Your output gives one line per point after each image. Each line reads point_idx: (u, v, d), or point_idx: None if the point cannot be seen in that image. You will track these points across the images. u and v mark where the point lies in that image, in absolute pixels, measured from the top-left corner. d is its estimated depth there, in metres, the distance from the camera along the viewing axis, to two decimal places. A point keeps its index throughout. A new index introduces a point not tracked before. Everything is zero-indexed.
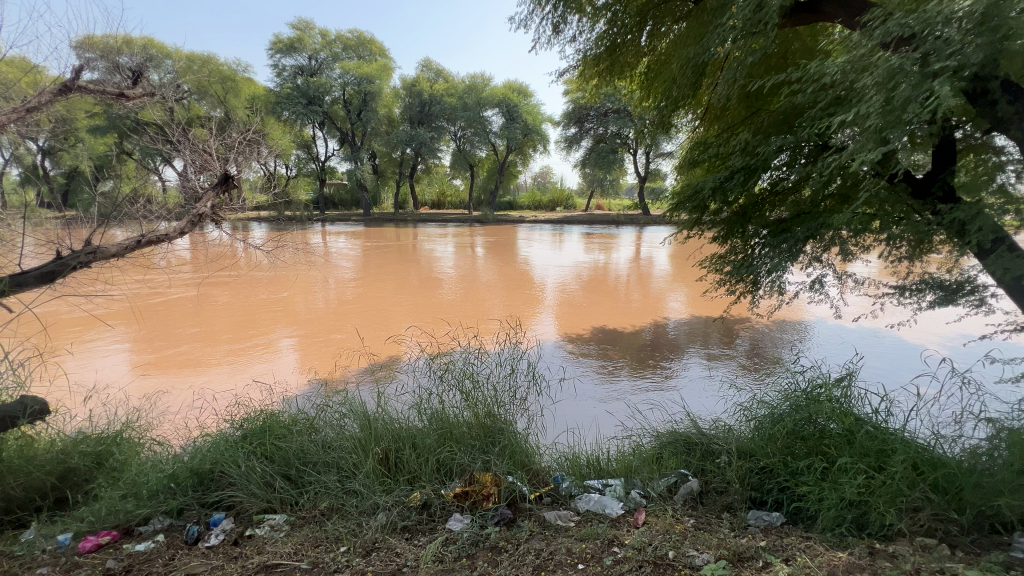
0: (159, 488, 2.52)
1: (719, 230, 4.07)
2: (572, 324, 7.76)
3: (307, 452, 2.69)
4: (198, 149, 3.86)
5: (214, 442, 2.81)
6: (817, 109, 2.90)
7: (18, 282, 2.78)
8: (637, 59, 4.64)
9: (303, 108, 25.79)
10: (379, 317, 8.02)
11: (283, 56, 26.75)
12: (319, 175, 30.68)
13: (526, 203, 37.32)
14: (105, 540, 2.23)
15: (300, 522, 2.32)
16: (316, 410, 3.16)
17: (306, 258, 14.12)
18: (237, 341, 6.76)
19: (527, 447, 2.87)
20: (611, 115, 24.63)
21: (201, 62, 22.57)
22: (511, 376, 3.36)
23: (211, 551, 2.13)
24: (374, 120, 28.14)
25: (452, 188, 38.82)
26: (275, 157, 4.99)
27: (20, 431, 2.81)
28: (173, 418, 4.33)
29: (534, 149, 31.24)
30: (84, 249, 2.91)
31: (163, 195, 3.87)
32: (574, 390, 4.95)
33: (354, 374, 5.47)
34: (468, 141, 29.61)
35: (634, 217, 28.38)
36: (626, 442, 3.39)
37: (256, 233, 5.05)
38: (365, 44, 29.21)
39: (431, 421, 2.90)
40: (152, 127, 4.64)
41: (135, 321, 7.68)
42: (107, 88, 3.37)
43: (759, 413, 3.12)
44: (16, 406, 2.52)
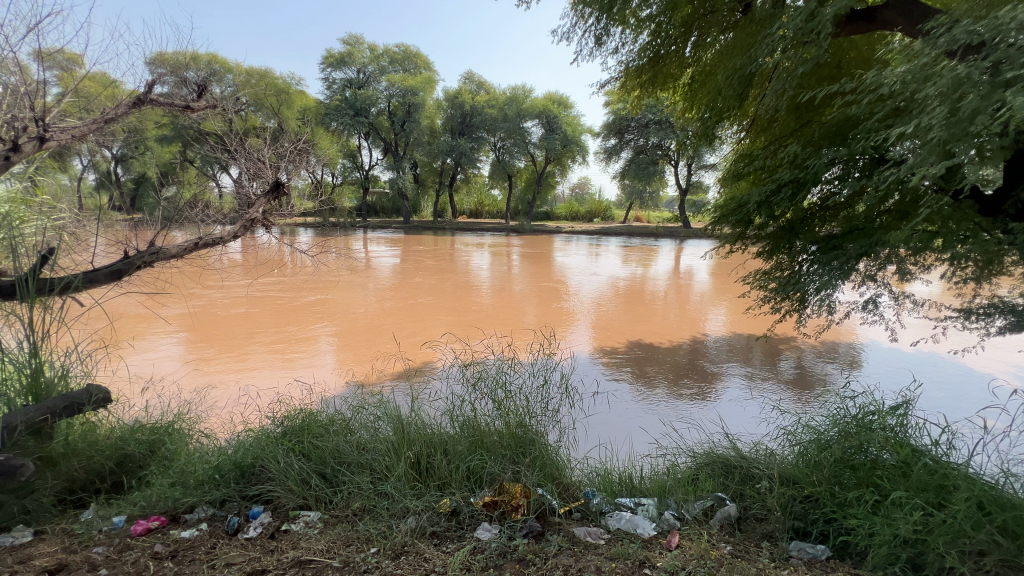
0: (204, 479, 2.65)
1: (764, 246, 3.94)
2: (608, 337, 7.67)
3: (342, 452, 2.77)
4: (253, 158, 4.00)
5: (257, 437, 2.95)
6: (873, 121, 2.77)
7: (90, 279, 3.01)
8: (680, 71, 4.60)
9: (350, 119, 26.96)
10: (414, 323, 8.14)
11: (333, 70, 28.05)
12: (363, 183, 31.85)
13: (563, 214, 37.41)
14: (155, 525, 2.35)
15: (333, 520, 2.37)
16: (352, 411, 3.26)
17: (348, 263, 14.65)
18: (280, 341, 7.06)
19: (558, 461, 2.84)
20: (653, 126, 24.32)
21: (258, 75, 24.10)
22: (543, 387, 3.31)
23: (250, 543, 2.21)
24: (418, 130, 28.88)
25: (490, 197, 39.19)
26: (322, 166, 5.17)
27: (85, 418, 3.04)
28: (220, 412, 4.55)
29: (574, 160, 31.08)
30: (148, 250, 3.13)
31: (220, 201, 4.13)
32: (608, 404, 4.87)
33: (389, 378, 5.61)
34: (507, 151, 29.99)
35: (674, 232, 27.76)
36: (660, 460, 3.29)
37: (302, 238, 5.23)
38: (411, 58, 30.17)
39: (462, 427, 2.93)
40: (212, 136, 4.92)
41: (189, 319, 8.17)
42: (174, 101, 3.63)
43: (804, 439, 2.97)
44: (83, 393, 2.75)
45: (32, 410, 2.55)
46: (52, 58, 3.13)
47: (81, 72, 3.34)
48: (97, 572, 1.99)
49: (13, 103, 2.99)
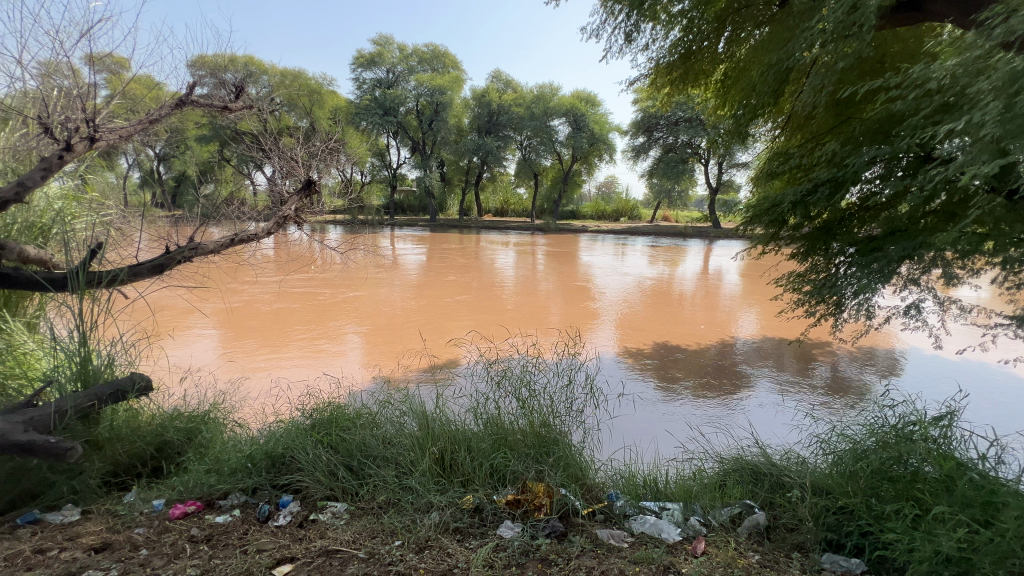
0: (237, 467, 2.75)
1: (799, 247, 3.82)
2: (633, 337, 7.58)
3: (369, 446, 2.82)
4: (286, 156, 4.11)
5: (287, 428, 3.03)
6: (919, 117, 2.64)
7: (135, 272, 3.15)
8: (713, 68, 4.48)
9: (379, 118, 27.45)
10: (439, 321, 8.22)
11: (364, 70, 28.61)
12: (391, 182, 32.38)
13: (589, 213, 37.10)
14: (192, 509, 2.45)
15: (359, 512, 2.42)
16: (378, 406, 3.32)
17: (375, 260, 14.92)
18: (309, 335, 7.24)
19: (582, 461, 2.82)
20: (682, 123, 23.85)
21: (291, 76, 24.81)
22: (568, 387, 3.29)
23: (279, 530, 2.28)
24: (445, 129, 29.16)
25: (515, 195, 39.22)
26: (352, 165, 5.25)
27: (128, 405, 3.19)
28: (252, 403, 4.70)
29: (601, 158, 30.77)
30: (188, 246, 3.26)
31: (255, 198, 4.18)
32: (633, 406, 4.81)
33: (414, 374, 5.67)
34: (534, 150, 29.92)
35: (703, 232, 27.14)
36: (686, 464, 3.23)
37: (332, 235, 5.34)
38: (439, 57, 30.45)
39: (486, 425, 2.95)
40: (247, 135, 5.08)
41: (225, 313, 8.47)
42: (213, 102, 3.79)
43: (839, 447, 2.86)
44: (127, 380, 2.90)
45: (81, 396, 2.70)
46: (101, 62, 3.29)
47: (128, 75, 3.50)
48: (138, 552, 2.09)
49: (65, 104, 3.14)
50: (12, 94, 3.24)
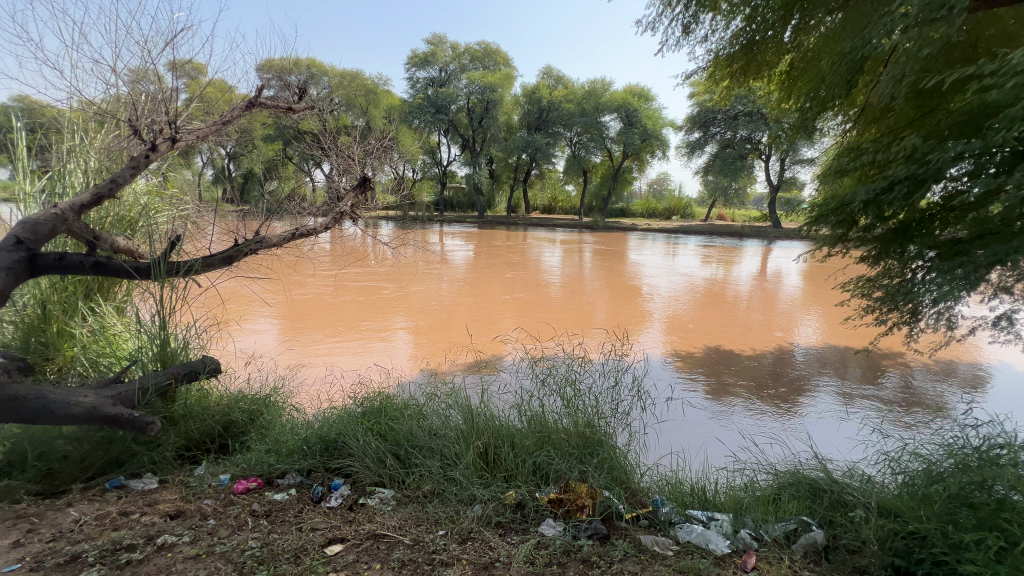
0: (294, 449, 2.91)
1: (870, 250, 3.56)
2: (683, 340, 7.35)
3: (415, 436, 2.91)
4: (343, 155, 4.27)
5: (340, 415, 3.18)
6: (1018, 108, 2.38)
7: (208, 263, 3.39)
8: (778, 59, 4.25)
9: (431, 117, 28.10)
10: (486, 316, 8.32)
11: (418, 69, 29.38)
12: (441, 179, 33.08)
13: (640, 211, 36.23)
14: (253, 486, 2.62)
15: (405, 499, 2.50)
16: (425, 398, 3.41)
17: (424, 255, 15.30)
18: (361, 327, 7.55)
19: (627, 465, 2.77)
20: (742, 117, 22.76)
21: (350, 77, 25.89)
22: (614, 388, 3.24)
23: (331, 511, 2.40)
24: (495, 126, 29.41)
25: (564, 192, 38.93)
26: (405, 162, 5.37)
27: (200, 385, 3.44)
28: (309, 389, 4.98)
29: (653, 155, 29.94)
30: (254, 239, 3.48)
31: (314, 194, 4.36)
32: (681, 411, 4.66)
33: (460, 368, 5.78)
34: (583, 146, 29.55)
35: (763, 232, 25.80)
36: (737, 475, 3.10)
37: (384, 230, 5.51)
38: (491, 55, 30.67)
39: (530, 422, 2.96)
40: (309, 134, 5.32)
41: (286, 303, 9.00)
42: (279, 104, 3.99)
43: (911, 467, 2.65)
44: (199, 362, 3.13)
45: (161, 375, 2.97)
46: (182, 68, 3.56)
47: (204, 80, 3.78)
48: (207, 521, 2.27)
49: (151, 108, 3.42)
50: (107, 99, 3.57)
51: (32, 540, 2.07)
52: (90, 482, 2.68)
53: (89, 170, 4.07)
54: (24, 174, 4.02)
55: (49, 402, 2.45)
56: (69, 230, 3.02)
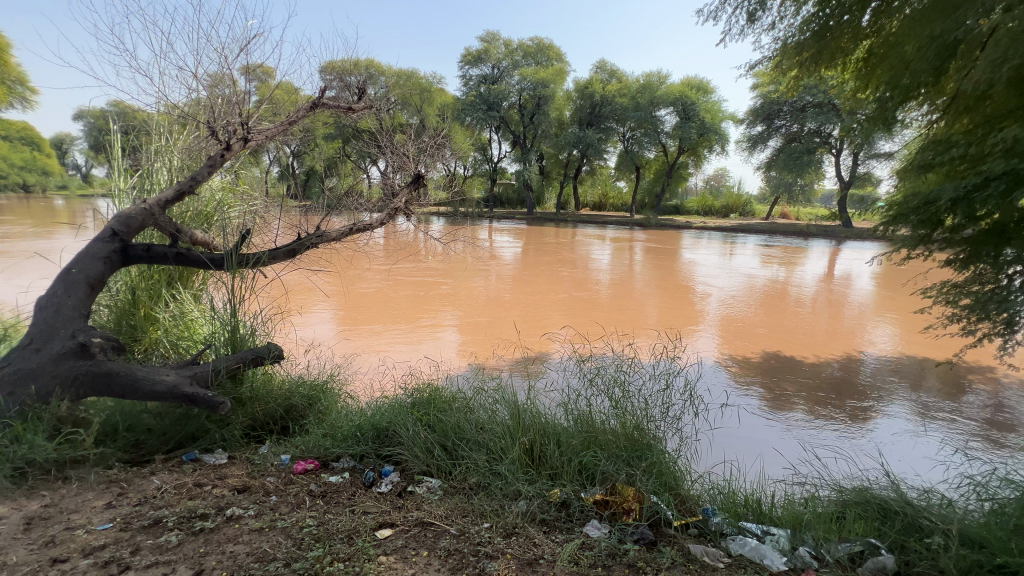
0: (349, 435, 3.05)
1: (957, 253, 3.24)
2: (738, 344, 7.02)
3: (463, 428, 2.96)
4: (398, 152, 4.39)
5: (391, 405, 3.30)
6: None
7: (273, 256, 3.61)
8: (855, 45, 3.93)
9: (483, 113, 28.42)
10: (533, 313, 8.34)
11: (471, 67, 29.78)
12: (491, 175, 33.40)
13: (695, 208, 34.90)
14: (311, 467, 2.77)
15: (452, 490, 2.56)
16: (473, 392, 3.47)
17: (474, 251, 15.52)
18: (412, 320, 7.78)
19: (677, 471, 2.69)
20: (811, 109, 21.33)
21: (406, 76, 26.67)
22: (664, 392, 3.15)
23: (382, 496, 2.49)
24: (546, 122, 29.27)
25: (615, 189, 38.15)
26: (457, 159, 5.44)
27: (264, 369, 3.67)
28: (363, 377, 5.21)
29: (711, 150, 28.69)
30: (316, 234, 3.66)
31: (370, 191, 4.52)
32: (735, 418, 4.47)
33: (506, 363, 5.83)
34: (637, 142, 28.83)
35: (831, 232, 24.09)
36: (796, 488, 2.93)
37: (435, 226, 5.62)
38: (544, 50, 30.52)
39: (576, 421, 2.94)
40: (366, 133, 5.52)
41: (343, 295, 9.42)
42: (341, 104, 4.17)
43: (1001, 495, 2.40)
44: (264, 348, 3.34)
45: (231, 359, 3.19)
46: (253, 72, 3.80)
47: (273, 83, 4.01)
48: (270, 497, 2.42)
49: (226, 110, 3.68)
50: (188, 103, 3.87)
51: (122, 503, 2.29)
52: (169, 454, 2.94)
53: (172, 169, 4.41)
54: (118, 172, 4.38)
55: (138, 379, 2.73)
56: (155, 223, 3.31)
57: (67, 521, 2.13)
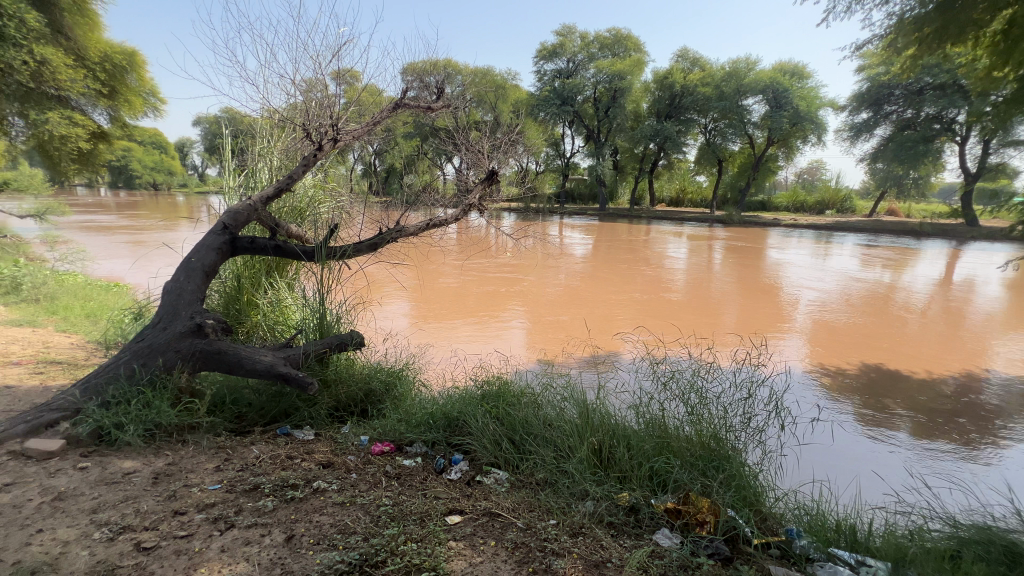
0: (422, 421, 3.18)
1: None
2: (831, 353, 6.40)
3: (531, 424, 2.98)
4: (473, 149, 4.48)
5: (462, 396, 3.39)
6: None
7: (357, 249, 3.84)
8: (992, 16, 3.39)
9: (557, 109, 28.31)
10: (603, 312, 8.18)
11: (546, 62, 29.73)
12: (564, 171, 33.15)
13: (784, 203, 32.27)
14: (387, 449, 2.93)
15: (519, 483, 2.59)
16: (541, 388, 3.48)
17: (544, 247, 15.54)
18: (482, 314, 7.96)
19: (758, 486, 2.52)
20: (930, 91, 18.82)
21: (481, 74, 27.23)
22: (746, 401, 2.96)
23: (451, 483, 2.58)
24: (622, 115, 28.48)
25: (694, 183, 36.27)
26: (530, 154, 5.44)
27: (347, 355, 3.94)
28: (435, 367, 5.42)
29: (805, 140, 26.32)
30: (395, 228, 3.85)
31: (445, 187, 4.67)
32: (825, 434, 4.09)
33: (575, 361, 5.78)
34: (720, 133, 27.18)
35: (951, 230, 21.15)
36: (899, 517, 2.63)
37: (507, 222, 5.68)
38: (622, 41, 29.67)
39: (648, 425, 2.85)
40: (443, 130, 5.69)
41: (417, 288, 9.85)
42: (421, 104, 4.34)
43: None
44: (348, 335, 3.57)
45: (319, 343, 3.46)
46: (342, 76, 4.08)
47: (359, 86, 4.26)
48: (351, 474, 2.60)
49: (319, 113, 3.97)
50: (287, 108, 4.23)
51: (227, 467, 2.58)
52: (266, 427, 3.25)
53: (273, 168, 4.84)
54: (228, 172, 4.88)
55: (242, 358, 3.05)
56: (258, 218, 3.66)
57: (185, 479, 2.43)
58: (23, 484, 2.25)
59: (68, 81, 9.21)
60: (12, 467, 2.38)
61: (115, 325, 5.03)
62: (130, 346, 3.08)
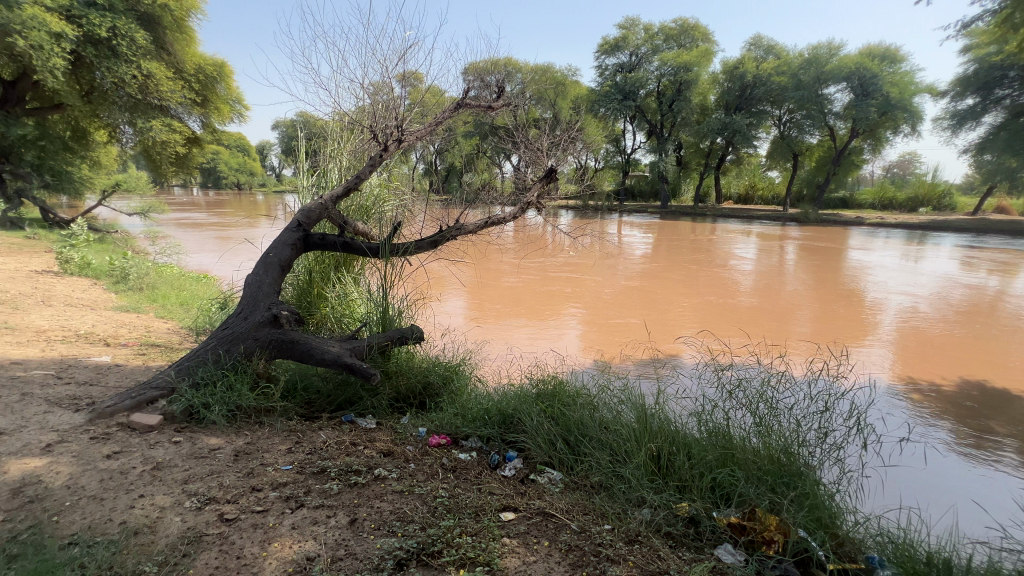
0: (477, 417, 3.23)
1: None
2: (923, 367, 5.78)
3: (587, 425, 2.94)
4: (532, 147, 4.46)
5: (517, 394, 3.40)
6: None
7: (418, 246, 3.96)
8: None
9: (618, 104, 27.70)
10: (663, 314, 7.88)
11: (607, 56, 29.15)
12: (624, 167, 32.40)
13: (869, 200, 29.58)
14: (444, 442, 3.01)
15: (574, 485, 2.57)
16: (597, 390, 3.42)
17: (601, 246, 15.26)
18: (538, 313, 7.94)
19: (834, 508, 2.33)
20: None
21: (541, 71, 27.20)
22: (821, 414, 2.75)
23: (505, 480, 2.61)
24: (687, 109, 27.35)
25: (765, 179, 34.13)
26: (589, 151, 5.33)
27: (407, 348, 4.07)
28: (491, 364, 5.49)
29: (895, 130, 23.95)
30: (455, 226, 3.92)
31: (503, 185, 4.69)
32: (914, 455, 3.70)
33: (633, 364, 5.62)
34: (796, 125, 25.36)
35: None
36: (1006, 555, 2.33)
37: (565, 219, 5.61)
38: (688, 31, 28.46)
39: (711, 435, 2.72)
40: (502, 129, 5.71)
41: (474, 285, 10.04)
42: (481, 103, 4.38)
43: None
44: (408, 329, 3.70)
45: (381, 336, 3.60)
46: (407, 79, 4.20)
47: (422, 87, 4.38)
48: (409, 464, 2.69)
49: (384, 115, 4.12)
50: (355, 111, 4.43)
51: (298, 450, 2.76)
52: (333, 413, 3.45)
53: (342, 169, 5.10)
54: (302, 173, 5.20)
55: (312, 348, 3.24)
56: (329, 216, 3.87)
57: (262, 458, 2.63)
58: (128, 453, 2.53)
59: (169, 92, 10.25)
60: (119, 437, 2.67)
61: (204, 312, 5.53)
62: (217, 333, 3.36)
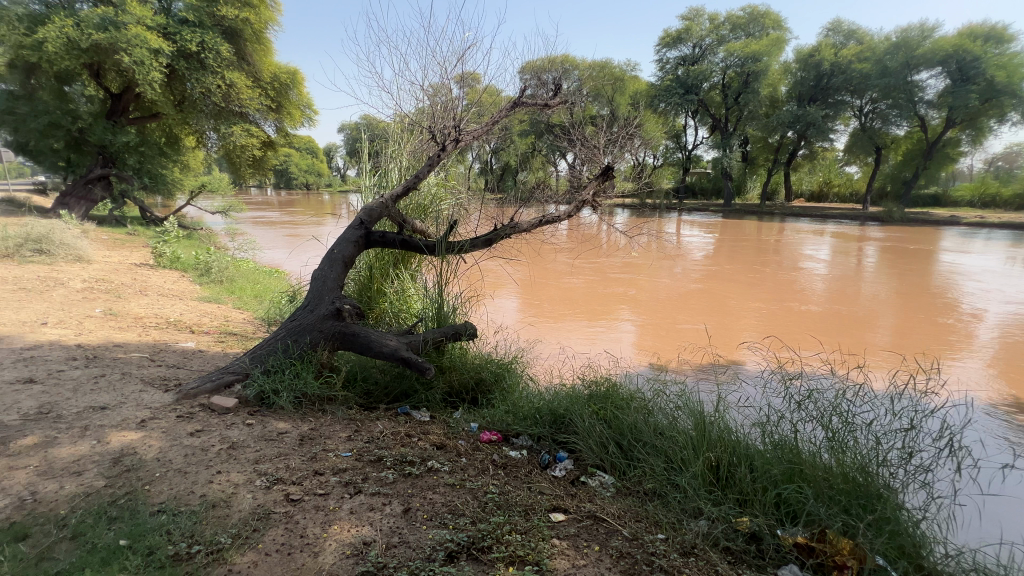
0: (528, 415, 3.23)
1: None
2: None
3: (640, 430, 2.86)
4: (588, 145, 4.38)
5: (569, 394, 3.37)
6: None
7: (473, 244, 4.01)
8: None
9: (679, 98, 26.71)
10: (725, 318, 7.51)
11: (669, 49, 28.17)
12: (684, 164, 31.20)
13: (966, 198, 26.60)
14: (495, 439, 3.04)
15: (626, 491, 2.50)
16: (653, 394, 3.32)
17: (659, 246, 14.77)
18: (591, 313, 7.83)
19: (919, 536, 2.11)
20: None
21: (600, 68, 26.77)
22: (906, 433, 2.50)
23: (555, 480, 2.59)
24: (754, 101, 25.87)
25: (843, 175, 31.61)
26: (648, 148, 5.16)
27: (461, 344, 4.15)
28: (543, 362, 5.48)
29: (1001, 119, 21.35)
30: (509, 225, 3.94)
31: (558, 183, 4.64)
32: (1018, 483, 3.29)
33: (690, 369, 5.40)
34: (879, 116, 23.27)
35: None
36: None
37: (621, 218, 5.48)
38: (758, 19, 26.90)
39: (776, 448, 2.56)
40: (557, 126, 5.66)
41: (528, 284, 10.04)
42: (537, 101, 4.36)
43: None
44: (462, 326, 3.76)
45: (436, 332, 3.69)
46: (465, 79, 4.27)
47: (479, 87, 4.43)
48: (461, 458, 2.74)
49: (443, 115, 4.21)
50: (415, 112, 4.56)
51: (357, 438, 2.88)
52: (389, 405, 3.58)
53: (402, 169, 5.26)
54: (365, 173, 5.43)
55: (371, 341, 3.37)
56: (389, 214, 4.02)
57: (324, 443, 2.77)
58: (208, 432, 2.76)
59: (248, 100, 11.08)
60: (201, 417, 2.92)
61: (276, 304, 5.92)
62: (286, 324, 3.59)
